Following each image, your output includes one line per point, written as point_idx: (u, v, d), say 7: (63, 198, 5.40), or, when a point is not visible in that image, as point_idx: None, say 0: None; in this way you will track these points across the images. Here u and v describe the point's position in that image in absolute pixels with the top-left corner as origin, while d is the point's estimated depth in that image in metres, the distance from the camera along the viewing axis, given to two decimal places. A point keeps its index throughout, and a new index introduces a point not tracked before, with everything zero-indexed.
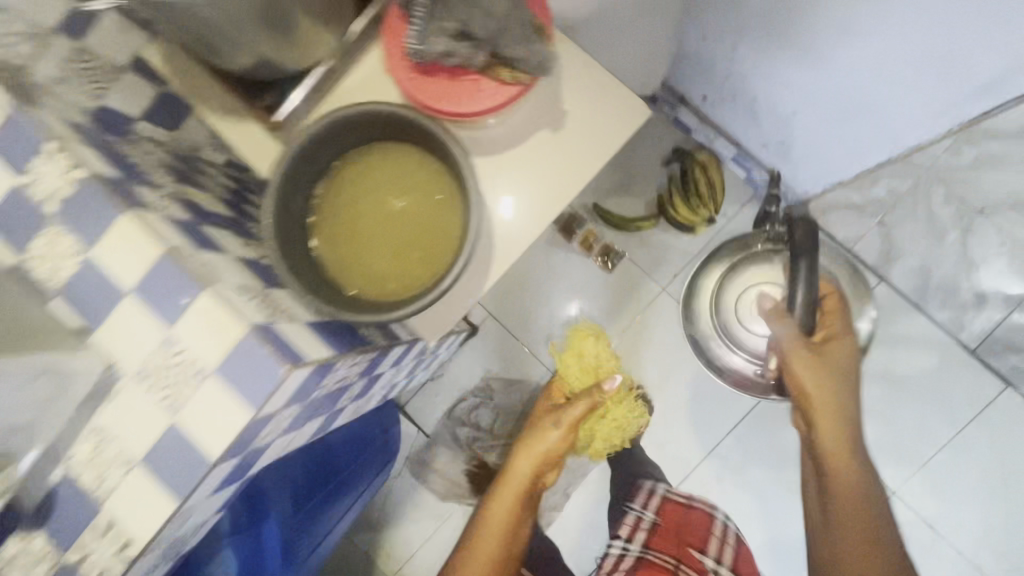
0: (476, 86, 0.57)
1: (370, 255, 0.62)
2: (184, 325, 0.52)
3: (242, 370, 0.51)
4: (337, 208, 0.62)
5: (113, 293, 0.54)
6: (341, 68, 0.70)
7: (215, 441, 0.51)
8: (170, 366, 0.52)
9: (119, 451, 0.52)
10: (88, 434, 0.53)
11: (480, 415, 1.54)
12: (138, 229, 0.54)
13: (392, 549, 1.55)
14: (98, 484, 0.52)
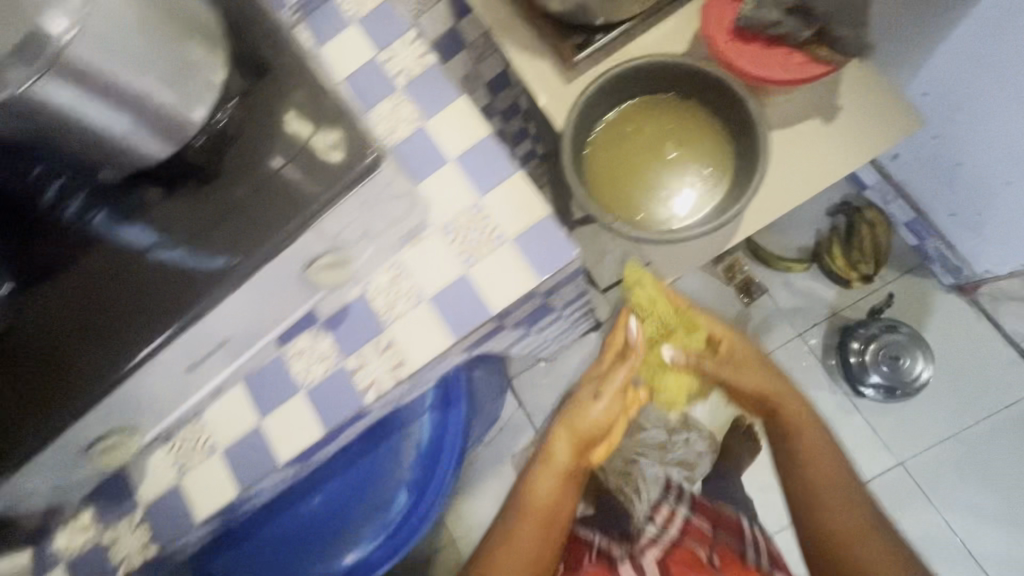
0: (787, 57, 0.63)
1: (625, 169, 0.73)
2: (494, 196, 0.62)
3: (537, 243, 0.60)
4: (625, 122, 0.73)
5: (439, 158, 0.64)
6: (636, 29, 0.75)
7: (499, 296, 0.60)
8: (474, 227, 0.62)
9: (412, 287, 0.62)
10: (388, 266, 0.62)
11: None
12: (472, 113, 0.65)
13: (464, 512, 1.57)
14: (388, 309, 0.62)
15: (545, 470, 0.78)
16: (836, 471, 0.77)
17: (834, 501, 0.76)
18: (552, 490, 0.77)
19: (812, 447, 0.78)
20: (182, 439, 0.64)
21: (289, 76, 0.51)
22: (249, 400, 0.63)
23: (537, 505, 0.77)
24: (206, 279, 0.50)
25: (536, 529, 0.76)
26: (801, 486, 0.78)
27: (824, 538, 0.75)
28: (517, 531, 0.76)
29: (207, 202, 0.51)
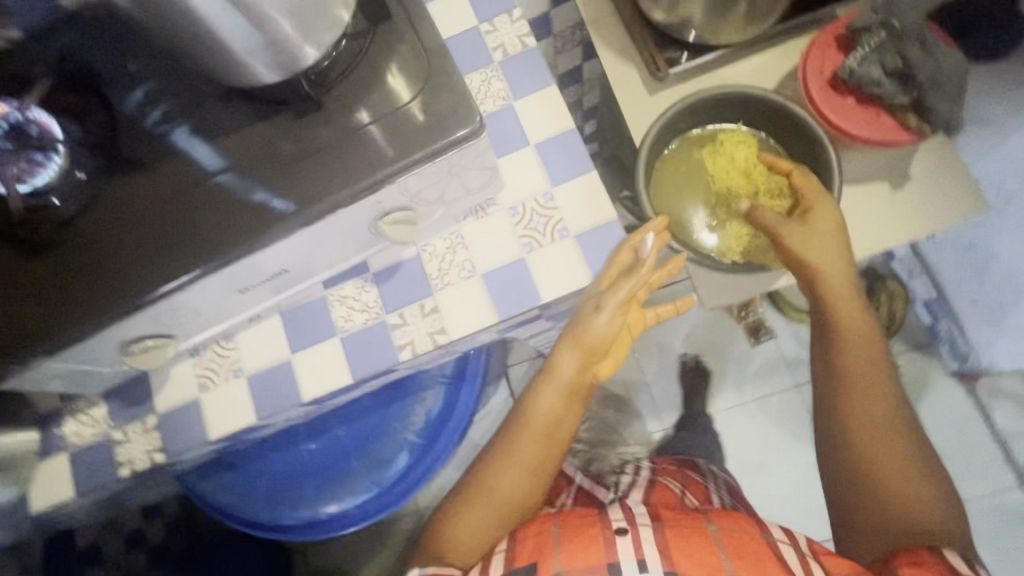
0: (876, 117, 0.64)
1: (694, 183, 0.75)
2: (565, 188, 0.62)
3: (599, 243, 0.61)
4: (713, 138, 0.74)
5: (519, 140, 0.64)
6: (729, 57, 0.76)
7: (550, 287, 0.60)
8: (540, 214, 0.62)
9: (467, 259, 0.62)
10: (448, 234, 0.63)
11: None
12: (559, 103, 0.65)
13: None
14: (439, 276, 0.62)
15: (549, 380, 0.67)
16: (882, 388, 0.65)
17: (872, 423, 0.64)
18: (555, 410, 0.67)
19: (851, 347, 0.66)
20: (210, 358, 0.64)
21: (406, 31, 0.52)
22: (284, 333, 0.64)
23: (537, 420, 0.68)
24: (284, 207, 0.50)
25: (535, 449, 0.69)
26: (839, 396, 0.66)
27: (860, 461, 0.64)
28: (514, 449, 0.70)
29: (299, 133, 0.51)
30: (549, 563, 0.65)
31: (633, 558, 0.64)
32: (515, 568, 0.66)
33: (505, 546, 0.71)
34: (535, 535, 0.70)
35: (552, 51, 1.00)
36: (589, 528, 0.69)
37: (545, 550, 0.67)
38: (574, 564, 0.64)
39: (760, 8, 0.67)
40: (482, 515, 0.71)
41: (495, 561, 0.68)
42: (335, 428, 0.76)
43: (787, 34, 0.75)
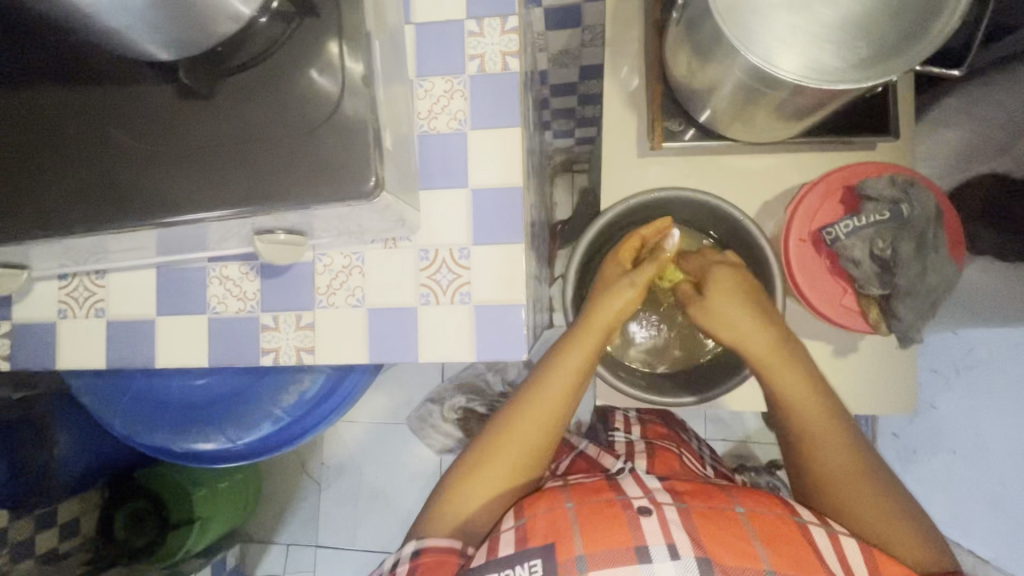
0: (841, 293, 0.57)
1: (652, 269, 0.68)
2: (485, 251, 0.56)
3: (494, 324, 0.56)
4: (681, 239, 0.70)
5: (458, 176, 0.57)
6: (739, 146, 0.66)
7: (431, 349, 0.57)
8: (450, 268, 0.57)
9: (359, 287, 0.58)
10: (347, 253, 0.57)
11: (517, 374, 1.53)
12: (517, 148, 0.57)
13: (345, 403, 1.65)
14: (326, 293, 0.58)
15: (583, 332, 0.63)
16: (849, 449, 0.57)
17: (852, 481, 0.56)
18: (586, 368, 0.63)
19: (802, 397, 0.58)
20: (77, 287, 0.61)
21: (339, 37, 0.44)
22: (155, 292, 0.60)
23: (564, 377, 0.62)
24: (147, 205, 0.44)
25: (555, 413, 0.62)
26: (801, 454, 0.59)
27: (823, 499, 0.58)
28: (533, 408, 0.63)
29: (191, 118, 0.44)
30: (570, 543, 0.54)
31: (664, 544, 0.52)
32: (531, 549, 0.54)
33: (508, 525, 0.58)
34: (549, 511, 0.57)
35: (578, 42, 0.87)
36: (606, 508, 0.57)
37: (566, 531, 0.55)
38: (599, 547, 0.53)
39: (785, 114, 0.57)
40: (492, 479, 0.62)
41: (505, 539, 0.56)
42: (209, 378, 0.76)
43: (807, 148, 0.66)
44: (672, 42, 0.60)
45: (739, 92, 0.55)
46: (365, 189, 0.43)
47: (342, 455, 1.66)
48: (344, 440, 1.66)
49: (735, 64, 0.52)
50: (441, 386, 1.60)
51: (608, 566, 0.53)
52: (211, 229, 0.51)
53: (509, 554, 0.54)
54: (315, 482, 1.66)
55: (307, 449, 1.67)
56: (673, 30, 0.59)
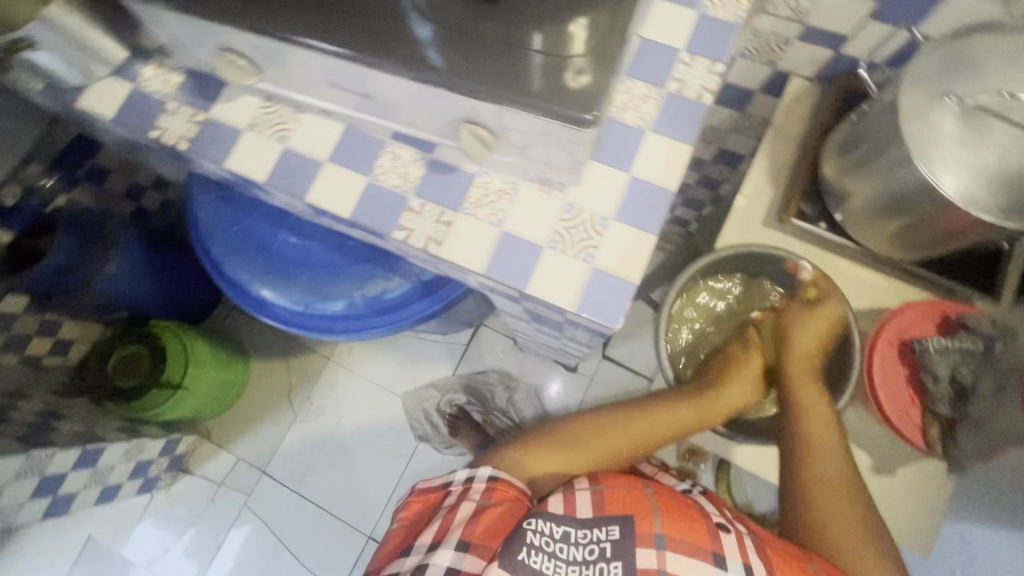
0: (908, 402, 0.61)
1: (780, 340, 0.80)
2: (621, 228, 0.63)
3: (605, 291, 0.62)
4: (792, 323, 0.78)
5: (627, 160, 0.65)
6: (852, 254, 0.74)
7: (539, 286, 0.62)
8: (584, 228, 0.63)
9: (501, 211, 0.65)
10: (505, 180, 0.65)
11: (523, 400, 1.60)
12: (683, 160, 0.65)
13: (358, 355, 1.69)
14: (471, 203, 0.65)
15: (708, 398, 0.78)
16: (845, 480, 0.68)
17: (835, 502, 0.68)
18: (687, 429, 0.78)
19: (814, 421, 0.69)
20: (276, 110, 0.70)
21: (588, 15, 0.54)
22: (336, 141, 0.68)
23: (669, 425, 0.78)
24: (403, 53, 0.54)
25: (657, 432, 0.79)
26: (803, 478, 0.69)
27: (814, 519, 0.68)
28: (636, 432, 0.79)
29: (460, 17, 0.55)
30: (648, 522, 0.64)
31: (738, 558, 0.62)
32: (607, 516, 0.65)
33: (582, 486, 0.70)
34: (626, 488, 0.68)
35: (731, 125, 0.98)
36: (687, 510, 0.67)
37: (644, 512, 0.65)
38: (674, 534, 0.63)
39: (914, 234, 0.64)
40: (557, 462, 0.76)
41: (583, 502, 0.67)
42: (316, 241, 0.82)
43: (912, 279, 0.73)
44: (835, 141, 0.69)
45: (886, 198, 0.63)
46: (579, 118, 0.51)
47: (329, 400, 1.66)
48: (338, 387, 1.67)
49: (894, 171, 0.60)
50: (450, 377, 1.64)
51: (682, 550, 0.62)
52: (407, 102, 0.59)
53: (587, 517, 0.65)
54: (292, 414, 1.65)
55: (300, 379, 1.68)
56: (842, 130, 0.68)
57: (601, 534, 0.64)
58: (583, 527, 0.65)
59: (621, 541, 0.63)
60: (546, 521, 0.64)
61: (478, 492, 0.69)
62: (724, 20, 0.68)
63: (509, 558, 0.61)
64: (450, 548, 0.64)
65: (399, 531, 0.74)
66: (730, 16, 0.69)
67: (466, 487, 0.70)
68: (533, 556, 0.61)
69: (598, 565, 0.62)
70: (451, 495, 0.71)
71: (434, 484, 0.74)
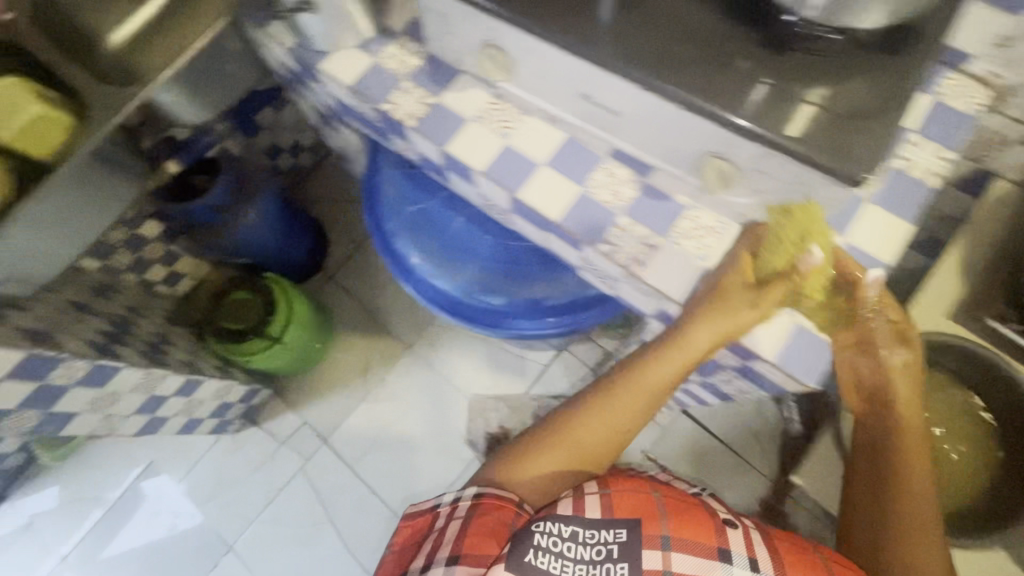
0: None
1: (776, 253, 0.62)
2: (828, 288, 0.63)
3: (804, 347, 0.63)
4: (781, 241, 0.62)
5: (843, 223, 0.65)
6: None
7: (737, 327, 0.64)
8: (791, 281, 0.64)
9: (709, 247, 0.66)
10: (715, 218, 0.67)
11: None
12: (899, 236, 0.65)
13: (438, 348, 1.71)
14: (679, 233, 0.66)
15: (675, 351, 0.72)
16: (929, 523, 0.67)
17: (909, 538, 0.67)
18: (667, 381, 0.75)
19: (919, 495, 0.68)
20: (502, 109, 0.74)
21: (865, 83, 0.55)
22: (554, 147, 0.72)
23: (647, 387, 0.77)
24: (681, 84, 0.56)
25: (631, 402, 0.77)
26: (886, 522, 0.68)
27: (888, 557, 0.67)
28: (613, 407, 0.78)
29: (724, 50, 0.57)
30: (654, 522, 0.67)
31: (743, 552, 0.65)
32: (616, 518, 0.69)
33: (592, 489, 0.73)
34: (632, 493, 0.71)
35: None
36: (689, 508, 0.70)
37: (651, 514, 0.68)
38: (679, 531, 0.66)
39: None
40: (550, 462, 0.77)
41: (591, 503, 0.71)
42: (488, 234, 0.86)
43: None
44: None
45: None
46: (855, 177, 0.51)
47: (402, 386, 1.68)
48: (412, 376, 1.69)
49: None
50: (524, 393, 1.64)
51: (689, 545, 0.65)
52: (635, 117, 0.62)
53: (595, 518, 0.69)
54: (364, 391, 1.68)
55: (377, 360, 1.71)
56: None
57: (608, 535, 0.68)
58: (591, 528, 0.68)
59: (628, 541, 0.66)
60: (552, 523, 0.69)
61: (462, 509, 0.73)
62: (959, 110, 0.69)
63: (517, 560, 0.65)
64: (442, 566, 0.68)
65: (393, 558, 0.78)
66: (967, 107, 0.69)
67: (453, 507, 0.75)
68: (539, 557, 0.65)
69: (606, 565, 0.66)
70: (440, 516, 0.76)
71: (424, 508, 0.80)
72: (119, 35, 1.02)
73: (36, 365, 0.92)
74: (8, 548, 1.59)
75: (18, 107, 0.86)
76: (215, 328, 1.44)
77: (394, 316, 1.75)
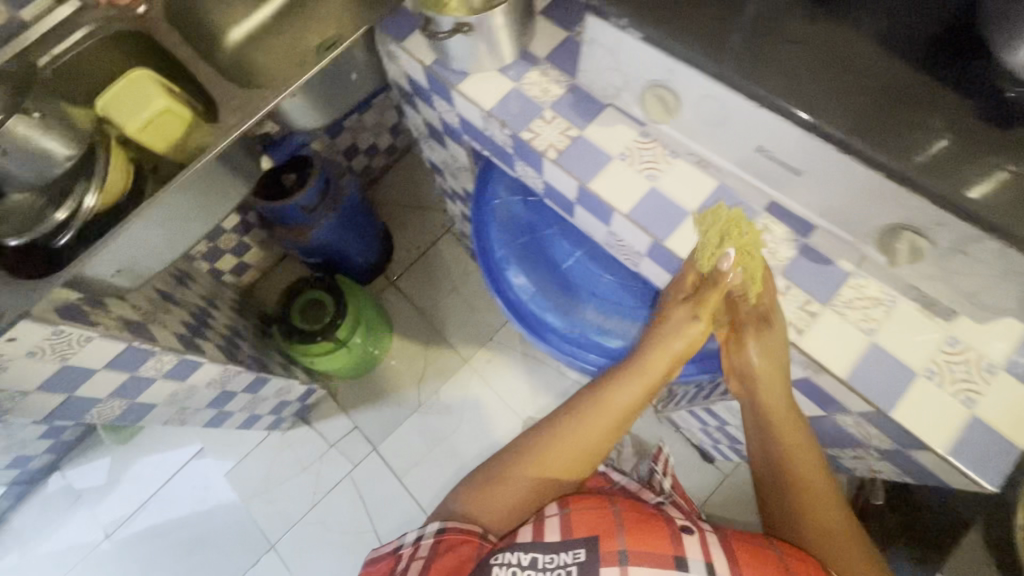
0: None
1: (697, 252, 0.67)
2: (1011, 381, 0.58)
3: (983, 444, 0.57)
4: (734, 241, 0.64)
5: None
6: None
7: (906, 412, 0.58)
8: (969, 368, 0.59)
9: (874, 322, 0.61)
10: (882, 291, 0.62)
11: None
12: None
13: (496, 366, 1.68)
14: (841, 302, 0.62)
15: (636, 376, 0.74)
16: (842, 524, 0.71)
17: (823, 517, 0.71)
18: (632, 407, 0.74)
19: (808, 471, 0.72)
20: (649, 149, 0.71)
21: None
22: (706, 196, 0.69)
23: (616, 410, 0.75)
24: (885, 149, 0.52)
25: (602, 433, 0.75)
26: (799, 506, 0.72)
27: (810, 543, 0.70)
28: (586, 430, 0.75)
29: (917, 113, 0.53)
30: (613, 539, 0.64)
31: (701, 559, 0.63)
32: (573, 538, 0.65)
33: (551, 511, 0.71)
34: (591, 510, 0.68)
35: None
36: (649, 521, 0.67)
37: (608, 531, 0.65)
38: (638, 545, 0.63)
39: None
40: (518, 492, 0.74)
41: (552, 526, 0.67)
42: (607, 274, 0.87)
43: None
44: None
45: None
46: None
47: (455, 400, 1.65)
48: (467, 391, 1.66)
49: None
50: None
51: (648, 559, 0.62)
52: (815, 175, 0.58)
53: (556, 541, 0.65)
54: (417, 401, 1.66)
55: (433, 371, 1.68)
56: None
57: (568, 557, 0.64)
58: (550, 552, 0.64)
59: (587, 561, 0.62)
60: (512, 553, 0.65)
61: (424, 548, 0.69)
62: None
63: None
64: None
65: None
66: None
67: (415, 547, 0.70)
68: None
69: None
70: (401, 558, 0.70)
71: (385, 551, 0.74)
72: (235, 33, 1.05)
73: (132, 360, 0.90)
74: (59, 518, 1.62)
75: (147, 100, 0.87)
76: (285, 326, 1.45)
77: (453, 327, 1.72)
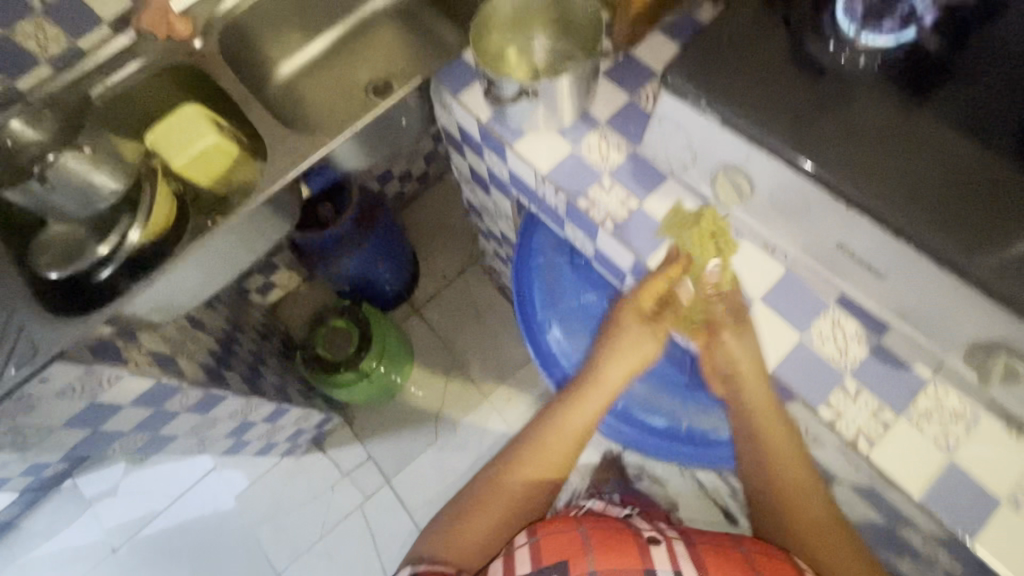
0: None
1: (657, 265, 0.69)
2: None
3: None
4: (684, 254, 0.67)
5: None
6: None
7: (988, 542, 0.54)
8: None
9: (953, 437, 0.57)
10: (962, 403, 0.58)
11: None
12: None
13: (517, 404, 1.64)
14: (916, 412, 0.58)
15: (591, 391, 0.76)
16: (819, 513, 0.70)
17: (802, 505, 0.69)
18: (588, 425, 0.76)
19: (788, 459, 0.68)
20: (714, 226, 0.68)
21: None
22: (774, 283, 0.65)
23: (574, 431, 0.77)
24: (987, 262, 0.48)
25: (563, 448, 0.77)
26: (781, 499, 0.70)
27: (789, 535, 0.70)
28: (546, 448, 0.77)
29: (1015, 220, 0.49)
30: (583, 561, 0.66)
31: (668, 567, 0.66)
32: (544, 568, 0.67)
33: (521, 540, 0.72)
34: (561, 532, 0.70)
35: None
36: (617, 535, 0.70)
37: (578, 551, 0.67)
38: (608, 561, 0.66)
39: None
40: (487, 522, 0.74)
41: (522, 557, 0.69)
42: None
43: None
44: None
45: None
46: None
47: (473, 435, 1.62)
48: (485, 427, 1.62)
49: None
50: None
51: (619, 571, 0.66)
52: (901, 279, 0.54)
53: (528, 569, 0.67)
54: (433, 433, 1.62)
55: (452, 404, 1.65)
56: None
57: None
58: None
59: None
60: None
61: None
62: None
63: None
64: None
65: None
66: None
67: None
68: None
69: None
70: None
71: None
72: (286, 67, 1.06)
73: (158, 396, 0.88)
74: (69, 525, 1.60)
75: (198, 134, 0.88)
76: (309, 353, 1.44)
77: (475, 360, 1.69)
